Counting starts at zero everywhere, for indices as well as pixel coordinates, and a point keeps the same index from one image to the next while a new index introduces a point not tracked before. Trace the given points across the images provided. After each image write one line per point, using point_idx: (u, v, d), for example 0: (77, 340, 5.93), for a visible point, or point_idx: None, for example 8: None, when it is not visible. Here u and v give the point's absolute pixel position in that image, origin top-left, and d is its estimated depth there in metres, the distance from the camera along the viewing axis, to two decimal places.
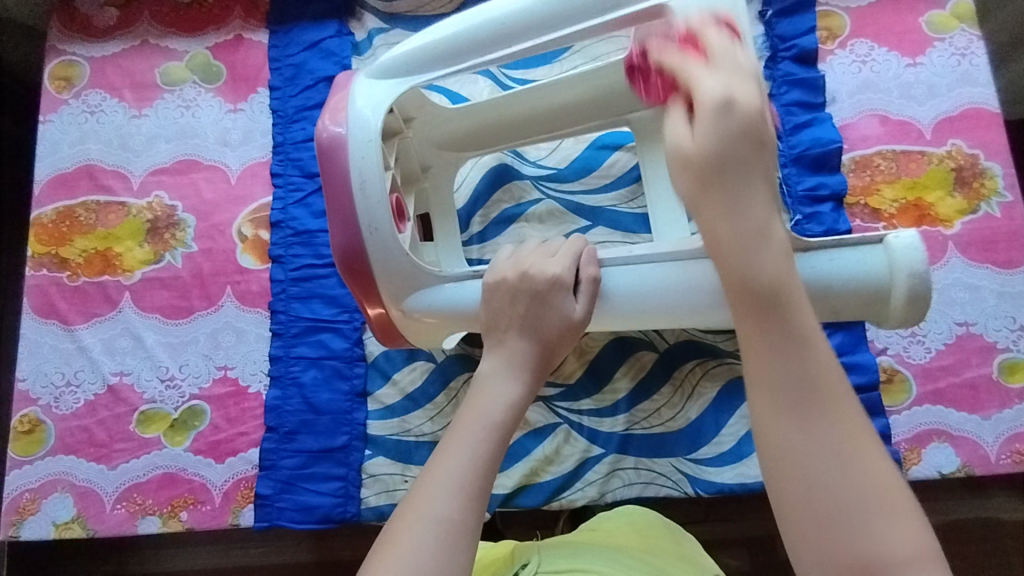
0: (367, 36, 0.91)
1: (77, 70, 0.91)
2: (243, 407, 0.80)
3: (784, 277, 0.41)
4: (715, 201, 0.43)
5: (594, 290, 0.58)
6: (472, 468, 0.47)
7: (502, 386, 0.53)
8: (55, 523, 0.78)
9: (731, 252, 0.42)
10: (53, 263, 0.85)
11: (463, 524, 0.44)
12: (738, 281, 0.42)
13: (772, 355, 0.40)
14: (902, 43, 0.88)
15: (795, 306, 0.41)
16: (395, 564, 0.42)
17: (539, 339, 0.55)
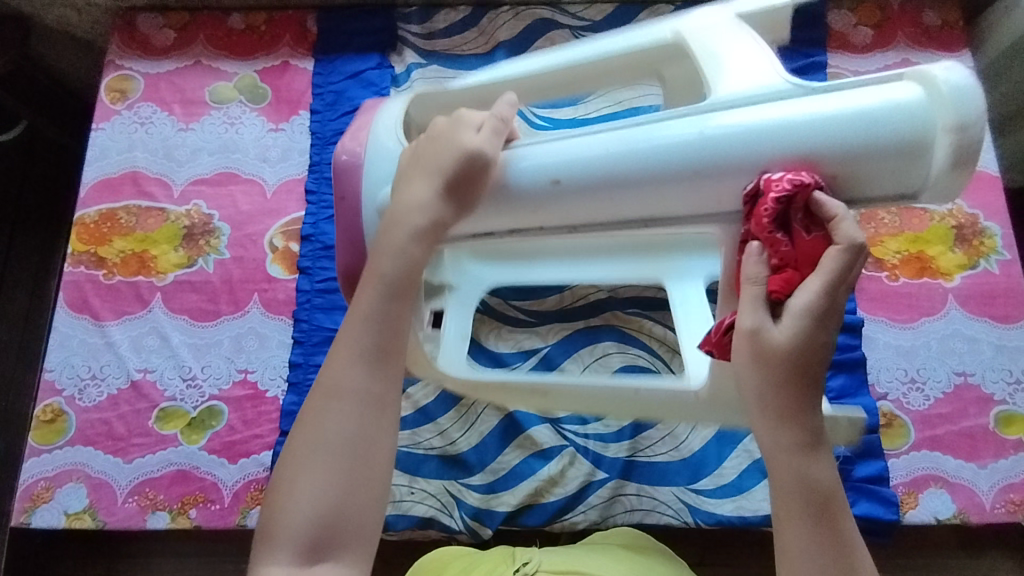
0: (405, 69, 0.97)
1: (132, 84, 0.97)
2: (260, 410, 0.83)
3: (837, 489, 0.46)
4: (782, 424, 0.46)
5: (496, 128, 0.57)
6: (376, 335, 0.51)
7: (402, 223, 0.54)
8: (66, 513, 0.79)
9: (794, 462, 0.46)
10: (91, 261, 0.89)
11: (374, 392, 0.50)
12: (803, 486, 0.45)
13: (815, 550, 0.45)
14: None
15: (843, 518, 0.46)
16: (315, 439, 0.48)
17: (438, 176, 0.55)
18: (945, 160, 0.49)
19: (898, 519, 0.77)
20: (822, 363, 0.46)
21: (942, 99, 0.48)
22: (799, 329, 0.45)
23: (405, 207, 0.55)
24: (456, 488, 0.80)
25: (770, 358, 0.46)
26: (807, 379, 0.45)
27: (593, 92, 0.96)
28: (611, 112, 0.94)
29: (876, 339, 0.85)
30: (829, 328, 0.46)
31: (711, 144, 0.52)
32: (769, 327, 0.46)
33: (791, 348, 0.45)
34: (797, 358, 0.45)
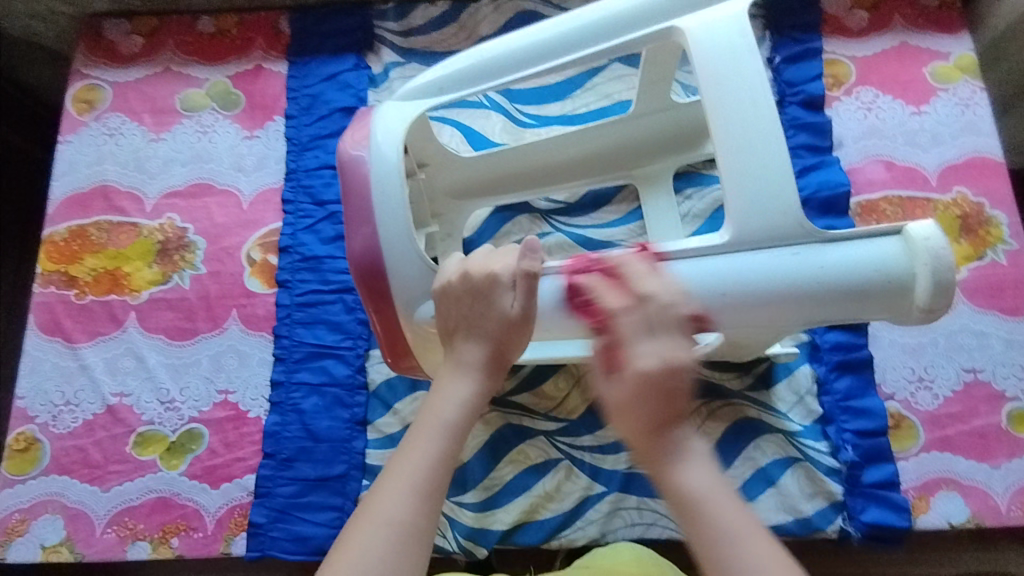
0: (383, 70, 0.93)
1: (100, 94, 0.93)
2: (241, 432, 0.80)
3: (712, 487, 0.46)
4: (650, 436, 0.47)
5: (531, 287, 0.55)
6: (428, 464, 0.49)
7: (457, 385, 0.54)
8: (43, 546, 0.76)
9: (667, 466, 0.47)
10: (62, 281, 0.85)
11: (421, 527, 0.46)
12: (684, 493, 0.45)
13: (727, 557, 0.43)
14: (906, 91, 0.90)
15: (726, 510, 0.45)
16: (349, 562, 0.44)
17: (489, 342, 0.56)
18: (924, 304, 0.52)
19: (909, 526, 0.74)
20: (640, 387, 0.47)
21: (925, 253, 0.51)
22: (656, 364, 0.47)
23: (466, 366, 0.55)
24: (448, 508, 0.77)
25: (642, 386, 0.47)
26: (655, 419, 0.47)
27: (580, 86, 0.92)
28: (600, 107, 0.90)
29: (881, 337, 0.81)
30: (657, 376, 0.47)
31: (722, 283, 0.53)
32: (607, 387, 0.49)
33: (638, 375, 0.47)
34: (649, 409, 0.47)
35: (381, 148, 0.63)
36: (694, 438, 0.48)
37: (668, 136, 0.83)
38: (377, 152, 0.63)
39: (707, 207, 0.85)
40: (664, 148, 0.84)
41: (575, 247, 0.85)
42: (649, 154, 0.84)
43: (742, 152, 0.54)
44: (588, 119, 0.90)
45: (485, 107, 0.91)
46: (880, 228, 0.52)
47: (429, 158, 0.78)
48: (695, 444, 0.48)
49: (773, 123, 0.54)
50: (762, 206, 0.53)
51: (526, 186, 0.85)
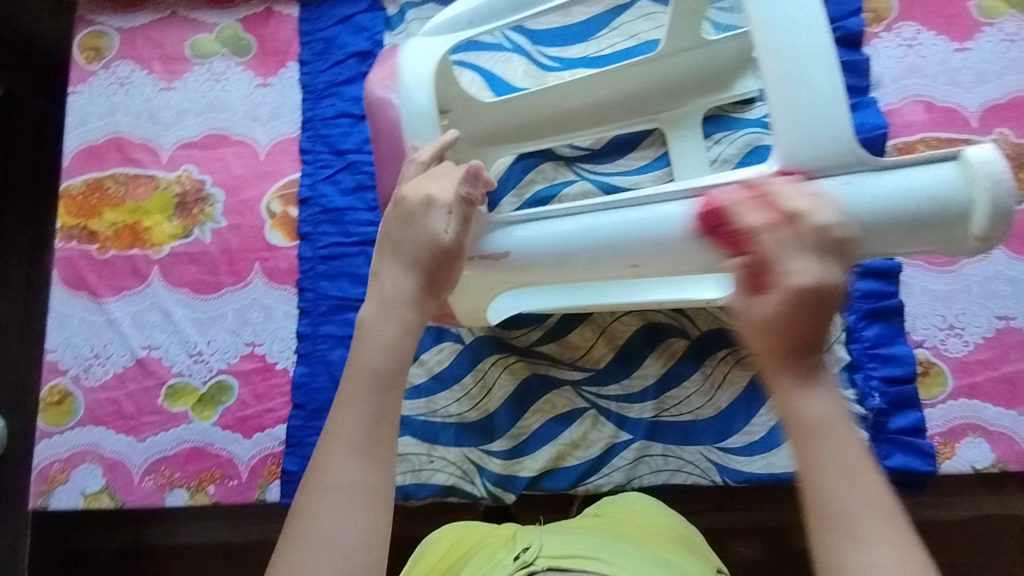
0: (398, 11, 0.89)
1: (107, 41, 0.90)
2: (271, 383, 0.80)
3: (835, 417, 0.42)
4: (783, 364, 0.43)
5: (467, 215, 0.54)
6: (367, 424, 0.49)
7: (387, 325, 0.52)
8: (84, 494, 0.78)
9: (790, 404, 0.43)
10: (82, 235, 0.85)
11: (371, 485, 0.48)
12: (799, 425, 0.42)
13: (829, 482, 0.41)
14: (950, 27, 0.85)
15: (843, 441, 0.42)
16: (305, 537, 0.46)
17: (420, 273, 0.53)
18: (957, 226, 0.49)
19: (933, 470, 0.75)
20: (805, 306, 0.42)
21: (983, 179, 0.48)
22: (775, 307, 0.43)
23: (392, 298, 0.52)
24: (477, 456, 0.78)
25: (760, 328, 0.43)
26: (793, 342, 0.43)
27: (605, 25, 0.88)
28: (626, 47, 0.87)
29: (913, 285, 0.80)
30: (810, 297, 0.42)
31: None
32: (747, 302, 0.44)
33: (762, 321, 0.43)
34: (789, 329, 0.42)
35: (409, 90, 0.60)
36: (824, 365, 0.44)
37: (695, 76, 0.80)
38: (405, 97, 0.60)
39: (739, 151, 0.82)
40: (694, 89, 0.81)
41: (600, 194, 0.83)
42: (676, 94, 0.81)
43: (792, 89, 0.51)
44: (613, 61, 0.86)
45: (506, 50, 0.88)
46: (931, 154, 0.49)
47: (452, 105, 0.75)
48: (826, 373, 0.44)
49: (827, 55, 0.51)
50: (810, 146, 0.51)
51: (550, 134, 0.83)
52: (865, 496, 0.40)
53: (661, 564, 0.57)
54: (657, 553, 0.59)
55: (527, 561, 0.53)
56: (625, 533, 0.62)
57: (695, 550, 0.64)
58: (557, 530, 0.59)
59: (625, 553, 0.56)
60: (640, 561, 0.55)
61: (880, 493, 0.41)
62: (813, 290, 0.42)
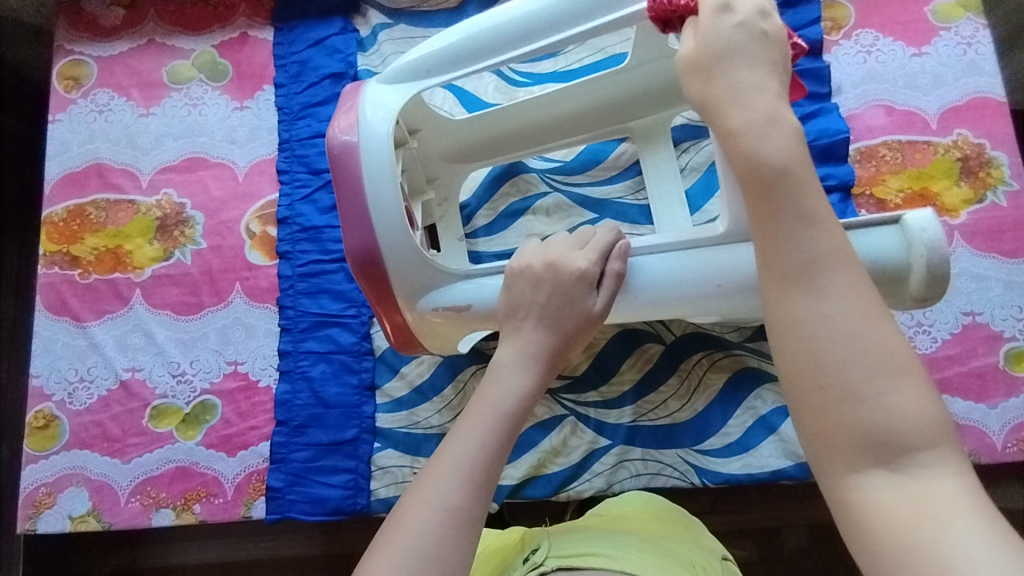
0: (371, 32, 0.91)
1: (85, 69, 0.92)
2: (254, 401, 0.82)
3: (797, 159, 0.43)
4: (722, 105, 0.46)
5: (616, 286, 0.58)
6: (479, 455, 0.50)
7: (513, 378, 0.55)
8: (71, 517, 0.79)
9: (765, 231, 0.43)
10: (65, 261, 0.86)
11: (466, 517, 0.47)
12: (743, 154, 0.44)
13: (789, 231, 0.42)
14: (907, 32, 0.88)
15: (808, 186, 0.43)
16: (402, 542, 0.45)
17: (557, 332, 0.57)
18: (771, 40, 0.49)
19: None
20: (756, 89, 0.46)
21: (920, 243, 0.55)
22: (712, 32, 0.48)
23: (528, 354, 0.56)
24: None
25: (698, 63, 0.48)
26: (739, 91, 0.46)
27: None
28: (594, 61, 0.89)
29: None
30: (751, 84, 0.46)
31: (717, 274, 0.58)
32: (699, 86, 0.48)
33: (708, 76, 0.47)
34: (733, 93, 0.46)
35: (375, 126, 0.64)
36: (784, 108, 0.45)
37: (662, 86, 0.79)
38: (368, 131, 0.63)
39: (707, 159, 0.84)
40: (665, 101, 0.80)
41: (573, 206, 0.86)
42: (646, 105, 0.80)
43: None
44: (581, 74, 0.88)
45: None
46: (879, 219, 0.56)
47: (421, 123, 0.77)
48: (785, 114, 0.45)
49: None
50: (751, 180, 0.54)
51: (524, 147, 0.83)
52: (829, 239, 0.42)
53: (668, 556, 0.58)
54: (669, 548, 0.60)
55: (537, 563, 0.56)
56: (629, 528, 0.63)
57: (703, 543, 0.65)
58: (564, 532, 0.61)
59: (631, 547, 0.57)
60: (647, 554, 0.57)
61: (842, 248, 0.42)
62: (764, 22, 0.49)
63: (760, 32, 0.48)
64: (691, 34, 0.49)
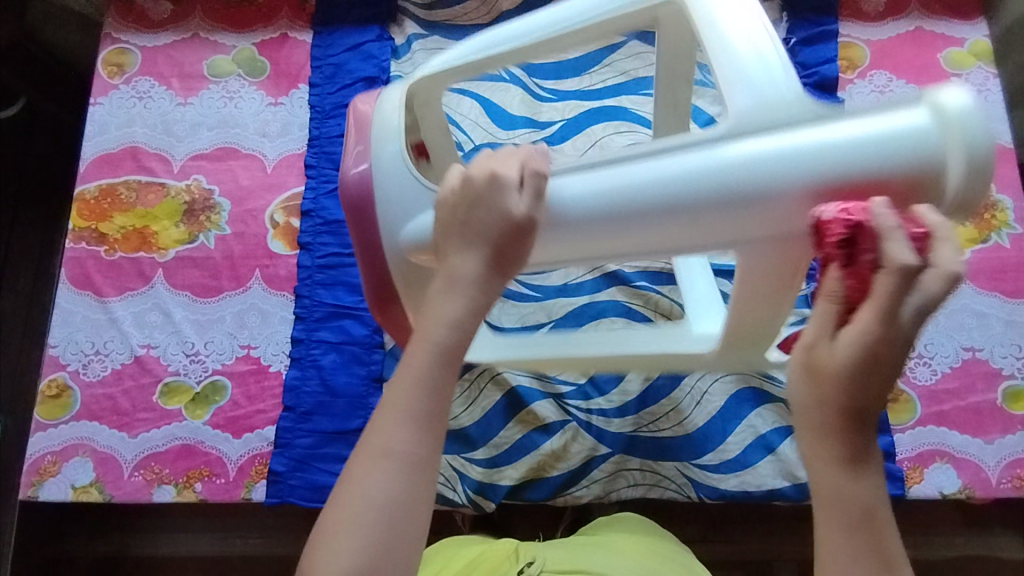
0: (405, 41, 0.95)
1: (129, 58, 0.96)
2: (263, 385, 0.83)
3: (877, 504, 0.40)
4: (821, 401, 0.40)
5: (540, 188, 0.51)
6: (426, 401, 0.46)
7: (448, 304, 0.48)
8: (74, 487, 0.80)
9: (829, 477, 0.40)
10: (92, 237, 0.88)
11: (420, 455, 0.45)
12: (828, 496, 0.40)
13: (848, 546, 0.40)
14: (919, 76, 0.91)
15: (885, 532, 0.40)
16: (358, 497, 0.44)
17: (479, 241, 0.50)
18: (959, 194, 0.46)
19: (902, 494, 0.77)
20: (882, 377, 0.39)
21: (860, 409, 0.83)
22: (851, 352, 0.39)
23: (456, 270, 0.49)
24: (459, 463, 0.80)
25: (818, 374, 0.40)
26: (853, 390, 0.39)
27: (598, 62, 0.94)
28: (618, 83, 0.93)
29: None
30: (886, 346, 0.39)
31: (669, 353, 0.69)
32: (823, 342, 0.41)
33: (834, 362, 0.40)
34: (852, 372, 0.39)
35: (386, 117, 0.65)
36: (874, 445, 0.41)
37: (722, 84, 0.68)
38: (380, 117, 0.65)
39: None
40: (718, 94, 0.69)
41: None
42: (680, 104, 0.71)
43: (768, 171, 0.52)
44: (604, 95, 0.92)
45: (504, 80, 0.94)
46: None
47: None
48: (874, 456, 0.41)
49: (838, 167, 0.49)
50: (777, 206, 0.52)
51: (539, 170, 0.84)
52: None
53: None
54: None
55: None
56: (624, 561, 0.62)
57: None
58: None
59: None
60: None
61: None
62: (905, 356, 0.39)
63: (891, 370, 0.39)
64: (825, 336, 0.41)
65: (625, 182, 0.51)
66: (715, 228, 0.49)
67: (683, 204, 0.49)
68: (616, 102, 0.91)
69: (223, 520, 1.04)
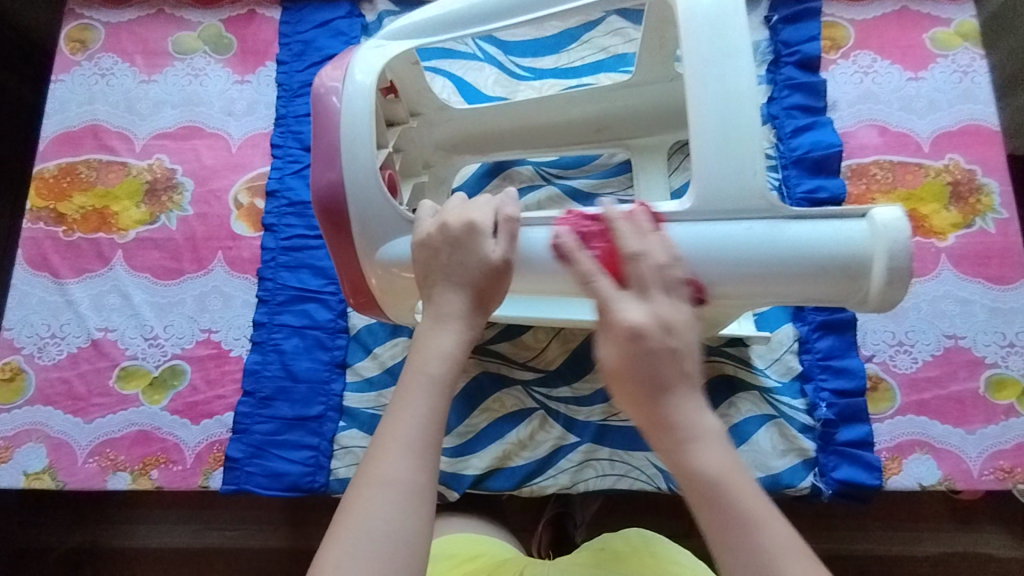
0: (377, 18, 0.92)
1: (93, 34, 0.93)
2: (223, 370, 0.81)
3: (728, 466, 0.45)
4: (640, 405, 0.47)
5: (512, 230, 0.54)
6: (422, 430, 0.46)
7: (439, 338, 0.50)
8: (26, 473, 0.77)
9: (675, 458, 0.46)
10: (50, 217, 0.86)
11: (418, 487, 0.45)
12: (684, 476, 0.45)
13: (726, 526, 0.43)
14: (905, 57, 0.89)
15: (741, 490, 0.44)
16: (355, 532, 0.43)
17: (465, 287, 0.52)
18: (880, 295, 0.54)
19: (880, 485, 0.74)
20: (673, 363, 0.46)
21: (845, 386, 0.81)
22: (617, 352, 0.47)
23: (445, 312, 0.51)
24: None
25: (617, 380, 0.47)
26: (643, 385, 0.46)
27: (577, 39, 0.92)
28: (596, 60, 0.90)
29: None
30: (647, 338, 0.46)
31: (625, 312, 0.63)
32: (603, 350, 0.48)
33: (618, 368, 0.47)
34: (637, 375, 0.46)
35: (358, 85, 0.62)
36: (704, 416, 0.47)
37: (677, 108, 0.81)
38: (351, 85, 0.62)
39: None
40: (668, 121, 0.82)
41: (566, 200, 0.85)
42: (644, 125, 0.83)
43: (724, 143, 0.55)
44: (582, 73, 0.89)
45: (478, 59, 0.91)
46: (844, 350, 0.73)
47: (422, 107, 0.78)
48: (707, 424, 0.46)
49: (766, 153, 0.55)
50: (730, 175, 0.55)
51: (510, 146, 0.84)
52: (772, 537, 0.42)
53: None
54: None
55: None
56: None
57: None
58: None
59: None
60: None
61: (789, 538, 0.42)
62: (676, 341, 0.46)
63: (682, 366, 0.46)
64: (604, 343, 0.48)
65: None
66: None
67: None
68: (594, 80, 0.89)
69: (197, 514, 1.01)
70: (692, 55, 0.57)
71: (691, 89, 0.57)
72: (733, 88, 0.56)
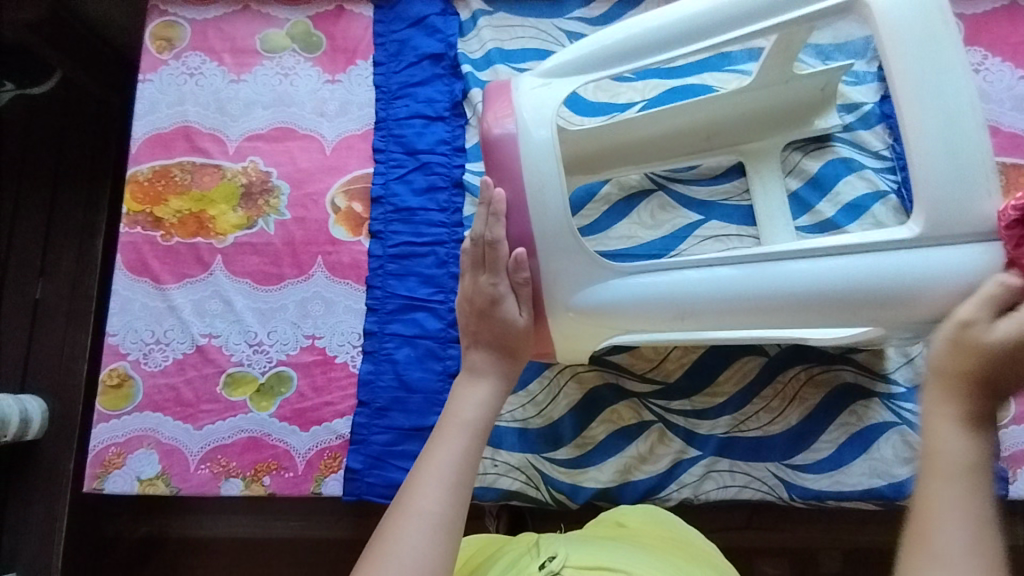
0: (470, 16, 0.90)
1: (178, 32, 0.91)
2: (330, 376, 0.81)
3: (971, 458, 0.45)
4: (946, 388, 0.48)
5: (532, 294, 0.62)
6: (455, 470, 0.52)
7: (476, 389, 0.59)
8: (140, 479, 0.78)
9: (935, 426, 0.47)
10: (148, 221, 0.85)
11: (445, 520, 0.49)
12: (934, 454, 0.46)
13: (945, 508, 0.44)
14: (1016, 54, 0.86)
15: (959, 480, 0.44)
16: (390, 555, 0.47)
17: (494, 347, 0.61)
18: None
19: (1003, 493, 0.74)
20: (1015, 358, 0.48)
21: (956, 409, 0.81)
22: (1012, 332, 0.48)
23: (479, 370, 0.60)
24: (540, 462, 0.78)
25: (966, 353, 0.49)
26: (979, 373, 0.48)
27: None
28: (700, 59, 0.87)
29: None
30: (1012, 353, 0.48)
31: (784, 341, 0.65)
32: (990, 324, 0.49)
33: (983, 348, 0.48)
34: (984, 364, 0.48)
35: (533, 131, 0.60)
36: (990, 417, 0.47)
37: (788, 108, 0.80)
38: (527, 130, 0.60)
39: (815, 138, 0.83)
40: (779, 122, 0.81)
41: (679, 208, 0.83)
42: (757, 128, 0.82)
43: (948, 157, 0.53)
44: (687, 72, 0.86)
45: None
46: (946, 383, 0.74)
47: None
48: (982, 427, 0.46)
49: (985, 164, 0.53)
50: (956, 198, 0.53)
51: (624, 162, 0.83)
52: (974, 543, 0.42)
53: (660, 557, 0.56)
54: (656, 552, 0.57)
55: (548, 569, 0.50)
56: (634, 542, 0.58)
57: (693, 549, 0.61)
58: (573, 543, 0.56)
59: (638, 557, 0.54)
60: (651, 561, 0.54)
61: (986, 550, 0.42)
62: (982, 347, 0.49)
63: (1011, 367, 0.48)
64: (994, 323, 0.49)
65: (809, 276, 0.56)
66: (871, 314, 0.56)
67: (852, 297, 0.55)
68: (699, 79, 0.86)
69: (259, 506, 1.04)
70: (901, 71, 0.54)
71: (906, 109, 0.54)
72: (954, 109, 0.53)
